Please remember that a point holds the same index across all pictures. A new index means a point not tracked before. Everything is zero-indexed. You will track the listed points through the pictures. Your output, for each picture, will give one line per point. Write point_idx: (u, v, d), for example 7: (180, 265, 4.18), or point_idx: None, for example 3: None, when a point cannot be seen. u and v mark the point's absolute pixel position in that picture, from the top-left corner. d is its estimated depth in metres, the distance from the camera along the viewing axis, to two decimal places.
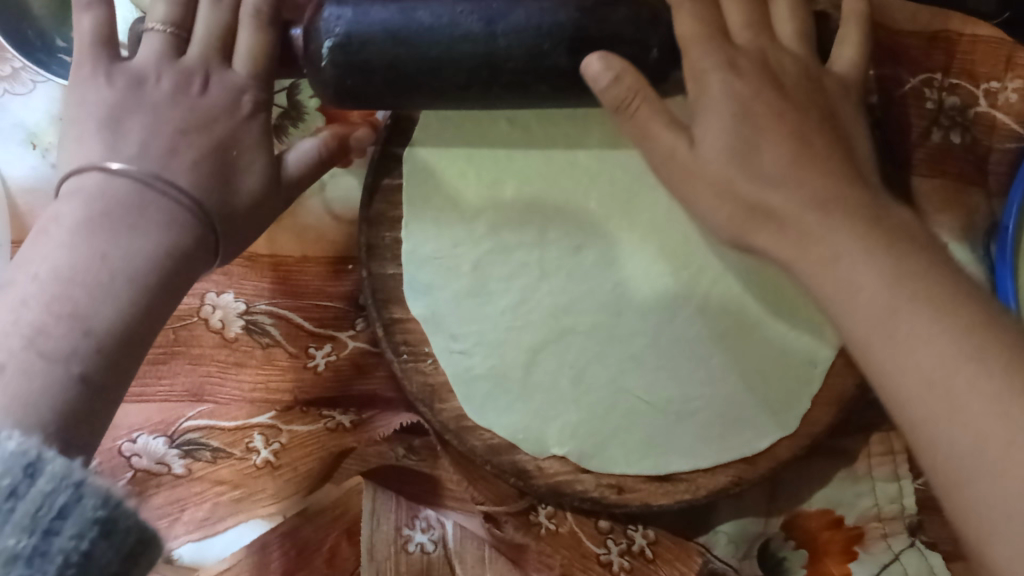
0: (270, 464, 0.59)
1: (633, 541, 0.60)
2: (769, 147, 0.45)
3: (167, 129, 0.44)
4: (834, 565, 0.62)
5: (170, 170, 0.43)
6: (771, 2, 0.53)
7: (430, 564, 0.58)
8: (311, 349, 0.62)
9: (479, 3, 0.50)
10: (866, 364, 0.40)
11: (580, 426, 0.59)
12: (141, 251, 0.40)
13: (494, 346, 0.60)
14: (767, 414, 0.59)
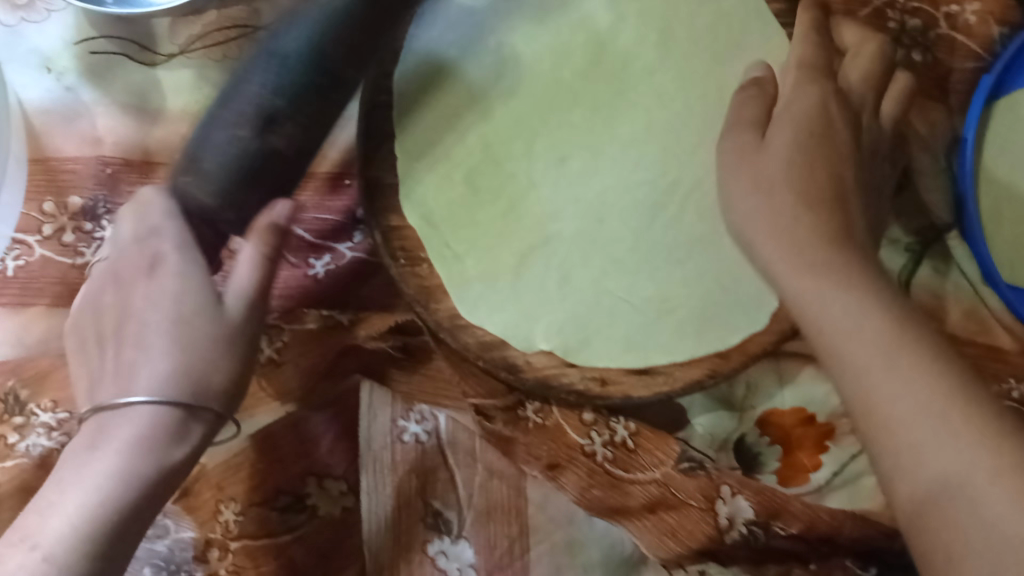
0: (274, 361, 0.63)
1: (615, 432, 0.64)
2: (831, 262, 0.51)
3: (165, 323, 0.53)
4: (806, 457, 0.65)
5: (168, 391, 0.52)
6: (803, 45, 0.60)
7: (423, 453, 0.62)
8: (311, 260, 0.66)
9: (265, 131, 0.54)
10: (874, 430, 0.46)
11: (566, 322, 0.61)
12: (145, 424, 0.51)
13: (485, 248, 0.62)
14: (744, 308, 0.62)
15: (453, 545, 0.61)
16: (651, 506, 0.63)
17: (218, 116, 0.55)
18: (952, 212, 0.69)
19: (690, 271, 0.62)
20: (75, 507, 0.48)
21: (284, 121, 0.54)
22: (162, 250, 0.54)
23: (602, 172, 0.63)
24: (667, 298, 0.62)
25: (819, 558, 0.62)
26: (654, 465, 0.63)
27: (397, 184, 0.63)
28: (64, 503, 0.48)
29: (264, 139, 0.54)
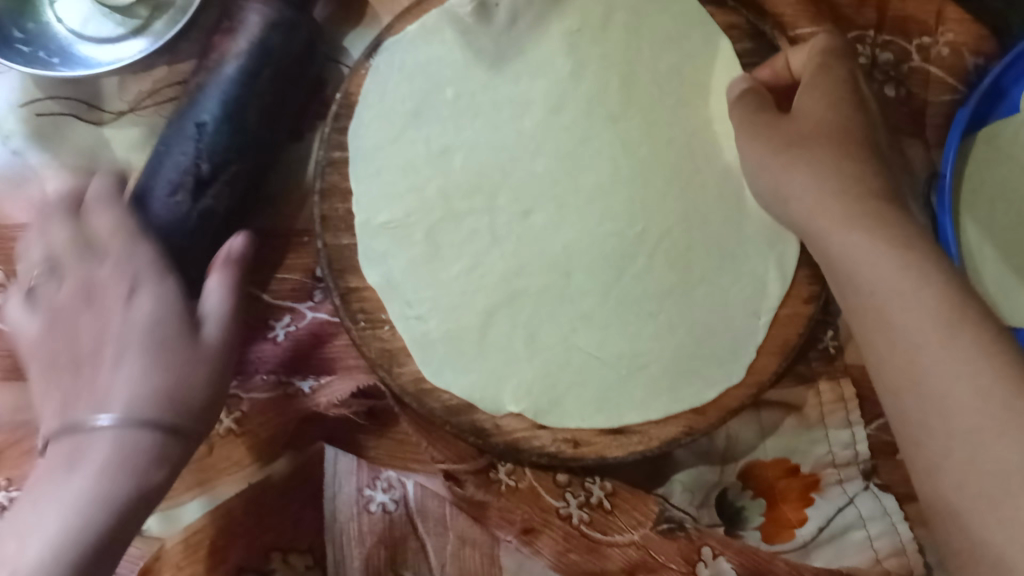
0: (234, 432, 0.61)
1: (591, 493, 0.62)
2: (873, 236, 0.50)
3: (139, 346, 0.52)
4: (790, 511, 0.63)
5: (149, 402, 0.50)
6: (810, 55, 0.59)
7: (390, 522, 0.60)
8: (271, 322, 0.64)
9: (195, 186, 0.59)
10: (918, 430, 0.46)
11: (535, 383, 0.59)
12: (103, 461, 0.47)
13: (449, 307, 0.60)
14: (720, 363, 0.60)
15: None
16: (631, 569, 0.61)
17: (150, 178, 0.59)
18: None
19: (666, 320, 0.60)
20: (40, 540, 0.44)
21: (219, 186, 0.60)
22: (139, 277, 0.54)
23: (573, 224, 0.60)
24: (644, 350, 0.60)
25: None
26: (632, 527, 0.61)
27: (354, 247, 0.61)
28: (42, 529, 0.45)
29: (199, 196, 0.59)
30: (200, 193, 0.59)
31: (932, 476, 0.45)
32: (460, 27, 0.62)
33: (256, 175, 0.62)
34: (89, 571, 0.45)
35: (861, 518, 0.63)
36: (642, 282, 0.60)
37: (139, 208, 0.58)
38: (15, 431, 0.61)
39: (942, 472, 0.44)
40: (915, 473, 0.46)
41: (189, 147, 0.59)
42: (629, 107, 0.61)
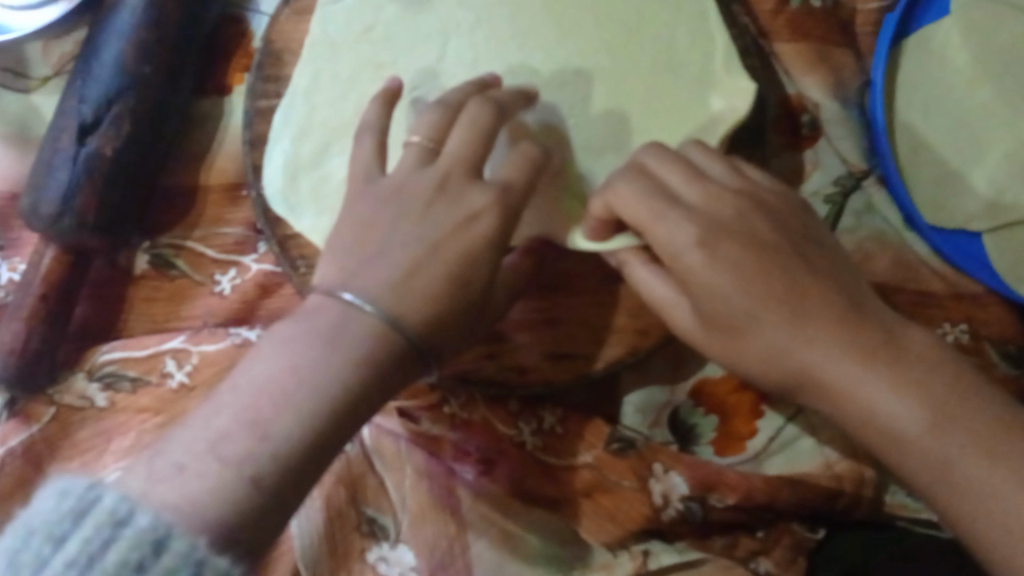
0: (186, 387, 0.60)
1: (543, 420, 0.64)
2: (813, 353, 0.48)
3: (401, 269, 0.48)
4: (740, 425, 0.65)
5: (383, 297, 0.47)
6: (661, 169, 0.52)
7: (348, 459, 0.62)
8: (216, 276, 0.64)
9: (84, 131, 0.60)
10: (813, 396, 0.50)
11: (503, 121, 0.62)
12: (415, 245, 0.49)
13: (346, 120, 0.61)
14: (676, 120, 0.62)
15: (392, 550, 0.60)
16: (587, 490, 0.62)
17: (49, 142, 0.61)
18: (869, 160, 0.68)
19: (645, 45, 0.64)
20: (261, 371, 0.44)
21: (106, 130, 0.60)
22: (310, 341, 0.44)
23: (537, 57, 0.63)
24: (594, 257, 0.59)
25: (763, 525, 0.63)
26: (585, 448, 0.63)
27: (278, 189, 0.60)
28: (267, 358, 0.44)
29: (89, 141, 0.59)
30: (84, 138, 0.59)
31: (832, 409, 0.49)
32: (373, 67, 0.63)
33: (156, 116, 0.62)
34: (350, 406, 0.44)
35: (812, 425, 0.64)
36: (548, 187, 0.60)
37: (44, 170, 0.60)
38: None
39: (853, 403, 0.48)
40: (848, 421, 0.49)
41: (78, 99, 0.60)
42: (585, 23, 0.64)
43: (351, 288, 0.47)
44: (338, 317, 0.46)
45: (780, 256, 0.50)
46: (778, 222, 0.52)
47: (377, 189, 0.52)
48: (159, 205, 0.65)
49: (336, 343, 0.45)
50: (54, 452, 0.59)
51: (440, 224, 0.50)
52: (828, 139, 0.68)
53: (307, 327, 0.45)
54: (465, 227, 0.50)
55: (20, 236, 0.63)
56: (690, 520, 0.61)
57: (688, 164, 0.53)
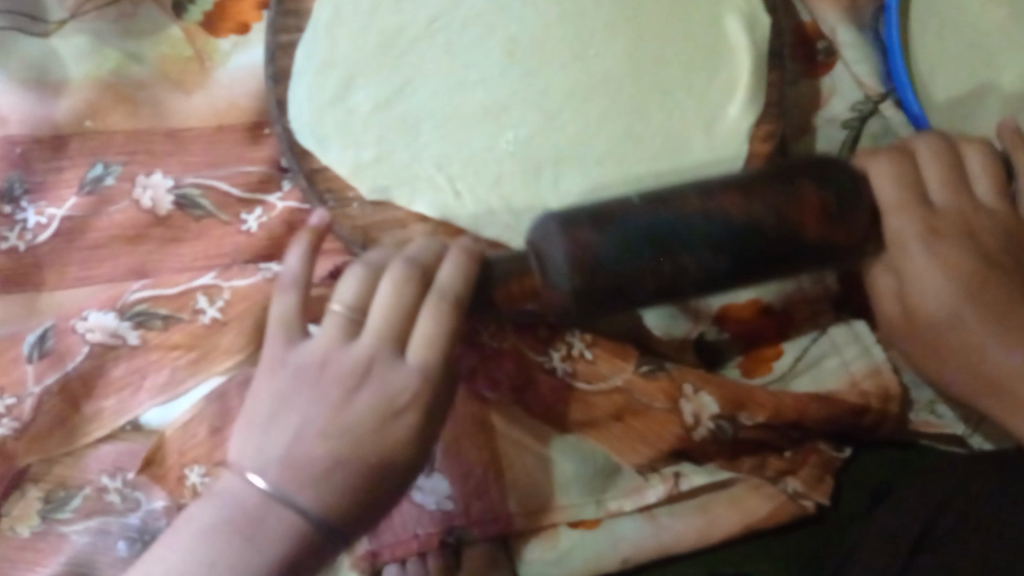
0: (219, 322, 0.61)
1: (573, 346, 0.63)
2: (994, 347, 0.57)
3: (311, 434, 0.54)
4: (767, 348, 0.66)
5: (307, 495, 0.52)
6: (919, 150, 0.61)
7: None
8: (243, 215, 0.64)
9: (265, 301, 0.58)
10: (971, 369, 0.58)
11: (523, 49, 0.63)
12: (352, 420, 0.54)
13: (370, 53, 0.63)
14: (695, 48, 0.64)
15: (428, 479, 0.62)
16: (617, 414, 0.63)
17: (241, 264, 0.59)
18: (886, 83, 0.68)
19: None
20: (175, 554, 0.52)
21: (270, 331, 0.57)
22: (244, 521, 0.52)
23: None
24: (614, 184, 0.60)
25: (791, 445, 0.64)
26: (614, 372, 0.63)
27: (303, 121, 0.62)
28: (195, 518, 0.53)
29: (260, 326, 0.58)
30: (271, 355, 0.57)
31: (996, 388, 0.57)
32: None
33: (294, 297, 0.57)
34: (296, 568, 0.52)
35: (835, 346, 0.65)
36: (574, 121, 0.62)
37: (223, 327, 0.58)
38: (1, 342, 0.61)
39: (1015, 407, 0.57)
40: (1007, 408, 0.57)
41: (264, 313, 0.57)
42: None
43: (267, 471, 0.53)
44: (260, 504, 0.52)
45: (1005, 274, 0.58)
46: (1004, 228, 0.59)
47: (334, 361, 0.55)
48: (183, 146, 0.65)
49: (258, 538, 0.51)
50: (88, 390, 0.60)
51: (352, 420, 0.54)
52: (844, 61, 0.69)
53: (226, 511, 0.52)
54: (387, 421, 0.54)
55: (46, 179, 0.64)
56: (719, 438, 0.63)
57: (946, 169, 0.60)
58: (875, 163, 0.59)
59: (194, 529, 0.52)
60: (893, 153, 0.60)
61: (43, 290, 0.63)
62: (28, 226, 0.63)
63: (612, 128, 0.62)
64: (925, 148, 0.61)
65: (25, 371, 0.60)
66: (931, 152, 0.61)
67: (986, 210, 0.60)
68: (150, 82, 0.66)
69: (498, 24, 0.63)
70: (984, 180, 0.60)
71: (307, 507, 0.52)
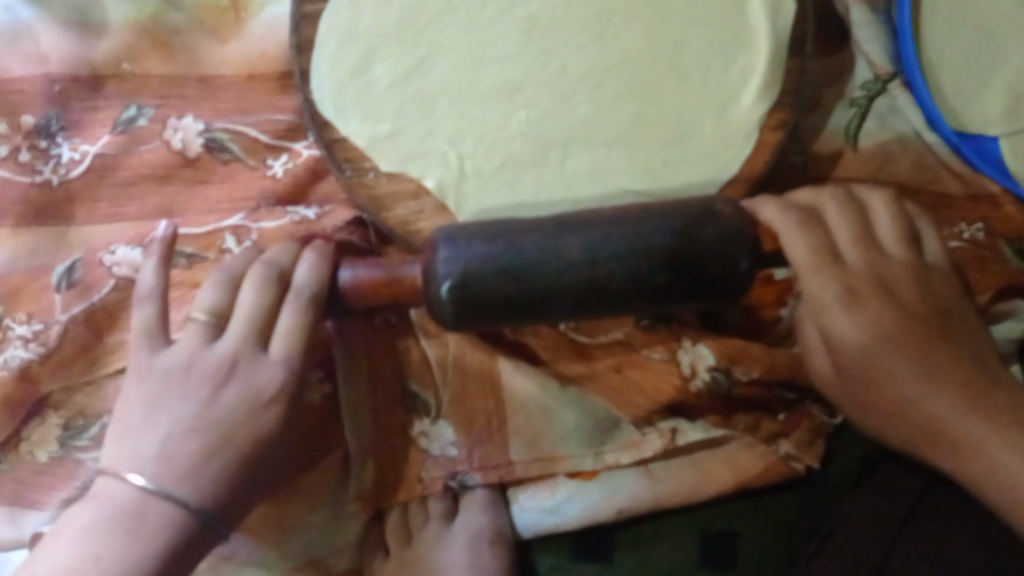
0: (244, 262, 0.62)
1: None
2: (930, 402, 0.55)
3: (184, 426, 0.54)
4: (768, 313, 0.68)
5: (184, 486, 0.53)
6: (794, 221, 0.56)
7: (393, 330, 0.66)
8: (269, 160, 0.67)
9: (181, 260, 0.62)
10: (900, 434, 0.57)
11: (539, 28, 0.65)
12: (200, 413, 0.54)
13: (391, 27, 0.64)
14: (712, 32, 0.66)
15: (433, 426, 0.65)
16: (618, 366, 0.66)
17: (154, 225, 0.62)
18: (895, 64, 0.72)
19: None
20: (61, 558, 0.51)
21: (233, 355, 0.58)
22: (119, 527, 0.52)
23: None
24: (621, 167, 0.63)
25: (784, 407, 0.67)
26: (616, 326, 0.67)
27: (323, 95, 0.63)
28: (74, 544, 0.52)
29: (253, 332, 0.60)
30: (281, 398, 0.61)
31: (964, 449, 0.54)
32: None
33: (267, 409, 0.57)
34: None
35: None
36: (586, 102, 0.64)
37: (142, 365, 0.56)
38: (30, 272, 0.64)
39: (984, 456, 0.53)
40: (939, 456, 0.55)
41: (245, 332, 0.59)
42: None
43: (142, 468, 0.53)
44: (138, 502, 0.52)
45: (916, 315, 0.57)
46: (917, 274, 0.58)
47: (199, 380, 0.55)
48: (214, 93, 0.67)
49: (142, 532, 0.52)
50: (113, 321, 0.62)
51: (225, 414, 0.55)
52: (857, 43, 0.73)
53: (101, 514, 0.52)
54: (257, 409, 0.56)
55: (82, 118, 0.67)
56: (716, 391, 0.66)
57: (847, 227, 0.58)
58: (786, 225, 0.56)
59: (73, 528, 0.52)
60: (807, 219, 0.57)
61: (72, 224, 0.65)
62: (62, 161, 0.66)
63: (621, 111, 0.64)
64: (833, 204, 0.59)
65: (53, 300, 0.63)
66: (817, 223, 0.57)
67: (865, 254, 0.57)
68: (185, 30, 0.69)
69: (517, 1, 0.65)
70: (884, 230, 0.59)
71: (187, 499, 0.53)
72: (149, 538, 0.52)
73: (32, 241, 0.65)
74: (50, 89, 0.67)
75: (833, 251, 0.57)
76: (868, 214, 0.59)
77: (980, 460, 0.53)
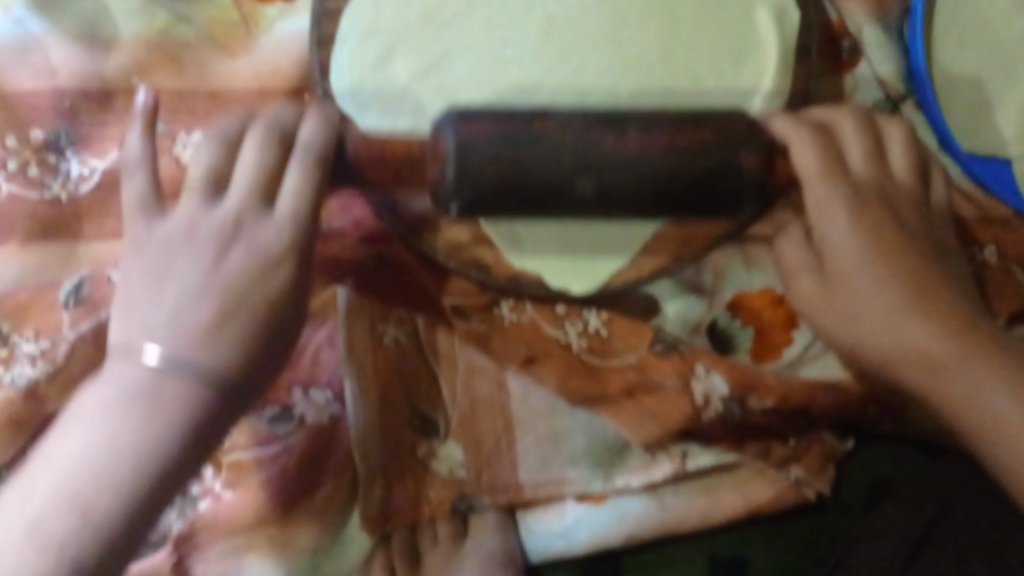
0: None
1: (588, 322, 0.66)
2: (925, 335, 0.55)
3: (207, 301, 0.52)
4: (778, 336, 0.67)
5: (198, 345, 0.50)
6: (796, 134, 0.58)
7: (401, 351, 0.65)
8: None
9: None
10: (888, 364, 0.57)
11: (555, 28, 0.65)
12: (221, 270, 0.53)
13: (411, 24, 0.65)
14: (729, 43, 0.65)
15: (442, 445, 0.65)
16: (630, 390, 0.65)
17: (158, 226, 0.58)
18: (906, 84, 0.71)
19: None
20: (54, 474, 0.48)
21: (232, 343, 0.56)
22: (127, 416, 0.48)
23: None
24: None
25: (796, 432, 0.65)
26: (628, 350, 0.66)
27: (344, 88, 0.63)
28: (77, 435, 0.48)
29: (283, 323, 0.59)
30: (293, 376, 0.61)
31: (943, 390, 0.55)
32: None
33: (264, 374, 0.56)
34: (159, 484, 0.49)
35: None
36: (604, 103, 0.63)
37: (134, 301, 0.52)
38: (37, 288, 0.63)
39: (963, 384, 0.54)
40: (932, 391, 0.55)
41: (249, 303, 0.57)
42: None
43: (158, 337, 0.50)
44: (152, 377, 0.49)
45: (910, 246, 0.58)
46: (919, 207, 0.60)
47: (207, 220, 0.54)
48: (225, 109, 0.67)
49: (160, 411, 0.49)
50: None
51: (240, 273, 0.53)
52: (868, 61, 0.71)
53: (122, 393, 0.49)
54: (263, 274, 0.53)
55: (91, 133, 0.66)
56: (728, 420, 0.65)
57: (838, 155, 0.59)
58: (801, 136, 0.58)
59: (89, 415, 0.49)
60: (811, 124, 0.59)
61: (81, 240, 0.65)
62: (71, 176, 0.65)
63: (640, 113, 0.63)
64: (848, 122, 0.60)
65: (61, 317, 0.62)
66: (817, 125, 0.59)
67: (870, 180, 0.59)
68: (196, 45, 0.68)
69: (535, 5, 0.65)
70: (871, 158, 0.60)
71: (202, 362, 0.50)
72: (147, 385, 0.49)
73: (40, 256, 0.64)
74: (59, 103, 0.67)
75: (844, 159, 0.59)
76: (880, 132, 0.61)
77: (958, 397, 0.55)
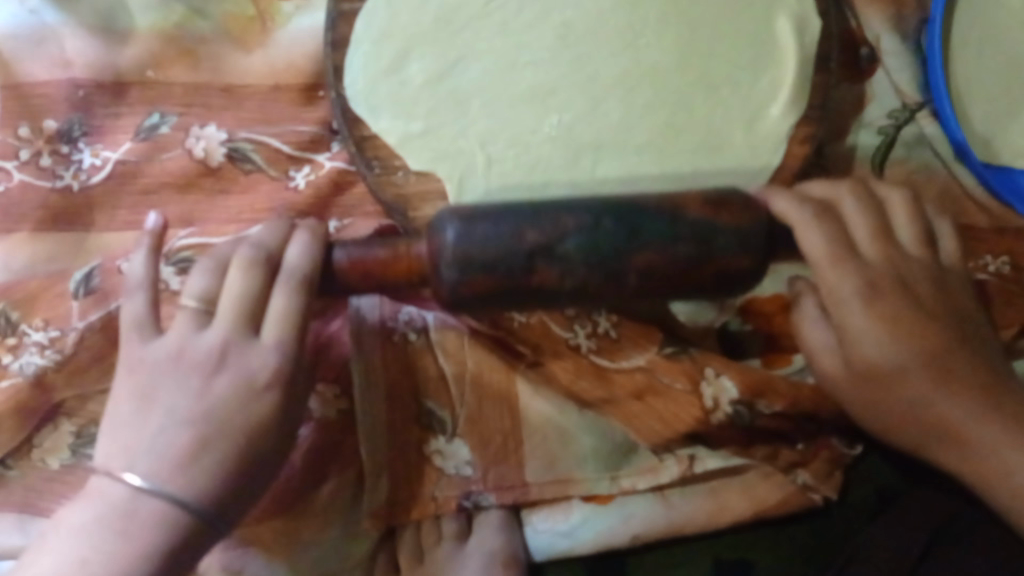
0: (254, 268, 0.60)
1: (598, 325, 0.66)
2: (951, 412, 0.54)
3: (189, 426, 0.50)
4: (788, 342, 0.67)
5: (175, 473, 0.49)
6: (804, 220, 0.52)
7: (411, 349, 0.65)
8: (291, 171, 0.66)
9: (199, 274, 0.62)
10: (912, 441, 0.56)
11: (574, 31, 0.64)
12: (204, 400, 0.51)
13: (426, 27, 0.64)
14: (745, 49, 0.65)
15: (448, 445, 0.64)
16: (639, 393, 0.65)
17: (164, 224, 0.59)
18: (924, 93, 0.71)
19: None
20: None
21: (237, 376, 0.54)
22: (98, 545, 0.48)
23: None
24: (649, 176, 0.62)
25: (804, 437, 0.65)
26: (638, 352, 0.65)
27: (357, 90, 0.63)
28: (56, 548, 0.48)
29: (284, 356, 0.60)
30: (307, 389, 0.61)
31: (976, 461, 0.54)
32: None
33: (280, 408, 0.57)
34: None
35: None
36: (617, 108, 0.63)
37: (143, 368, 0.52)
38: (47, 277, 0.63)
39: (996, 459, 0.53)
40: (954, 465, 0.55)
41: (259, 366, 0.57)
42: None
43: (137, 463, 0.49)
44: (128, 498, 0.49)
45: (931, 318, 0.55)
46: (934, 277, 0.56)
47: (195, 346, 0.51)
48: (238, 103, 0.67)
49: (133, 532, 0.48)
50: None
51: (224, 403, 0.51)
52: (886, 70, 0.72)
53: (99, 513, 0.49)
54: (252, 398, 0.51)
55: (104, 124, 0.66)
56: (737, 423, 0.65)
57: (846, 237, 0.54)
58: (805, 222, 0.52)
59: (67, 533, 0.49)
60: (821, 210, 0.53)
61: (91, 230, 0.65)
62: (83, 167, 0.65)
63: (653, 121, 0.63)
64: (850, 201, 0.55)
65: (70, 307, 0.62)
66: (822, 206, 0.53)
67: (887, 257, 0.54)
68: (211, 38, 0.68)
69: (552, 9, 0.65)
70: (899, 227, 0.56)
71: (181, 494, 0.49)
72: (121, 513, 0.48)
73: (51, 246, 0.64)
74: (73, 94, 0.67)
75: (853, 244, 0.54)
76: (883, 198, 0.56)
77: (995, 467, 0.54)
